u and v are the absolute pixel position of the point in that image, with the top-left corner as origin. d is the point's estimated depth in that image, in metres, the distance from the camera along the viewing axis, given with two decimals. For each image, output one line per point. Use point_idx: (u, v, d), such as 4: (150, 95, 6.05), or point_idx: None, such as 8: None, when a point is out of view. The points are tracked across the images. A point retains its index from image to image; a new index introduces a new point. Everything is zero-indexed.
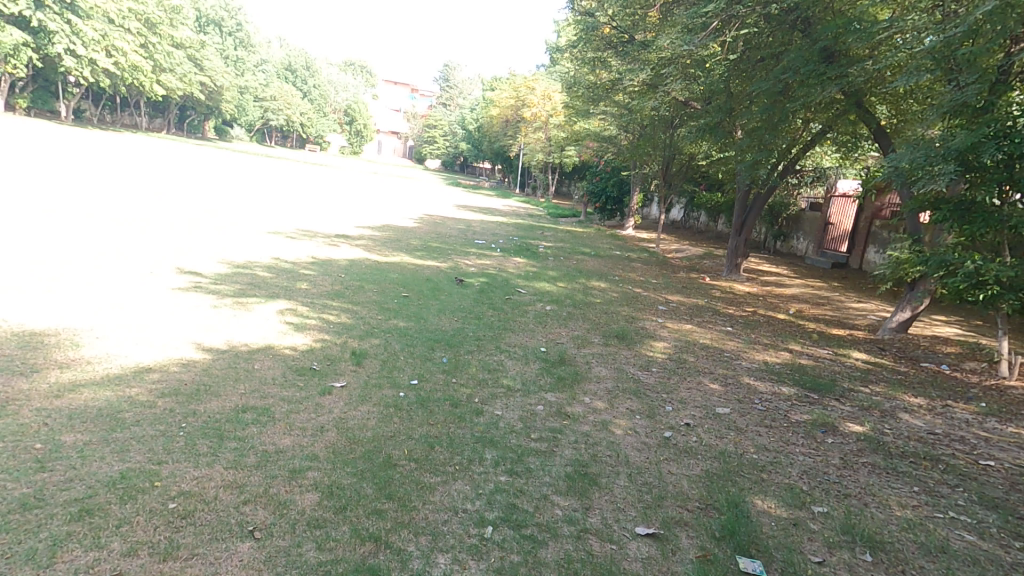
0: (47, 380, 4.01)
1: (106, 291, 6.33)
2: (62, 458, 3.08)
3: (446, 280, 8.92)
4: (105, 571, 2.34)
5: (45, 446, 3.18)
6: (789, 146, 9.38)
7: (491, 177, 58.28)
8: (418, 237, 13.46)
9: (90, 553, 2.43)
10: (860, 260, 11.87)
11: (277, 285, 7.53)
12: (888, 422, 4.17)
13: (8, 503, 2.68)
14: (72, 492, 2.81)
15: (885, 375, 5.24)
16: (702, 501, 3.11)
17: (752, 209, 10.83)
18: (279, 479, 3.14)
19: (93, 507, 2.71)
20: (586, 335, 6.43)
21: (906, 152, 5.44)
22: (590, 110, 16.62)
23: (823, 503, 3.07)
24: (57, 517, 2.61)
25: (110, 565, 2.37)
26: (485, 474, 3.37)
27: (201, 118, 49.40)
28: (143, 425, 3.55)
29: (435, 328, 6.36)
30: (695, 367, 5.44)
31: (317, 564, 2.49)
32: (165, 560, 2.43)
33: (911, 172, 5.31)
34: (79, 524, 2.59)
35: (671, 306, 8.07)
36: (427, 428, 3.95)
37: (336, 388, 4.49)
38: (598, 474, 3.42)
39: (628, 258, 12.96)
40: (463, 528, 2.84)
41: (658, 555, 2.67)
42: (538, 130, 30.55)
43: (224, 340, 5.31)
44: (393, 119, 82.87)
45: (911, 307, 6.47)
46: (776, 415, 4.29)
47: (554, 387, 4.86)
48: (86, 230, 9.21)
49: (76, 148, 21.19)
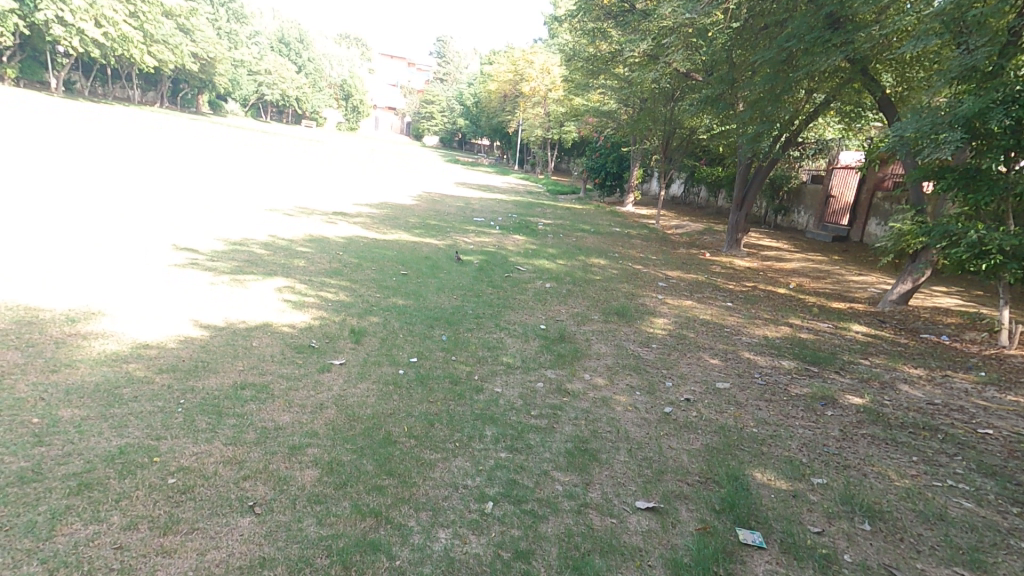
0: (43, 356, 3.97)
1: (103, 267, 6.25)
2: (60, 433, 3.07)
3: (446, 257, 8.84)
4: (105, 545, 2.34)
5: (44, 420, 3.17)
6: (792, 117, 9.12)
7: (489, 154, 57.52)
8: (417, 214, 13.33)
9: (90, 527, 2.43)
10: (861, 232, 11.77)
11: (274, 263, 7.46)
12: (888, 393, 4.17)
13: (5, 476, 2.67)
14: (71, 467, 2.80)
15: (885, 348, 5.22)
16: (702, 475, 3.11)
17: (753, 183, 10.66)
18: (280, 454, 3.15)
19: (92, 481, 2.71)
20: (586, 312, 6.40)
21: (910, 120, 5.27)
22: (589, 83, 16.35)
23: (822, 474, 3.08)
24: (58, 491, 2.61)
25: (110, 539, 2.37)
26: (485, 451, 3.37)
27: (194, 93, 48.58)
28: (144, 398, 3.57)
29: (435, 305, 6.33)
30: (695, 342, 5.42)
31: (318, 538, 2.50)
32: (165, 535, 2.43)
33: (916, 141, 5.17)
34: (79, 497, 2.59)
35: (671, 282, 8.03)
36: (427, 405, 3.95)
37: (335, 365, 4.49)
38: (598, 450, 3.42)
39: (628, 234, 12.88)
40: (464, 503, 2.85)
41: (657, 528, 2.68)
42: (537, 105, 30.07)
43: (222, 317, 5.27)
44: (389, 96, 81.40)
45: (912, 279, 6.40)
46: (776, 388, 4.29)
47: (555, 362, 4.88)
48: (78, 204, 9.13)
49: (64, 120, 20.65)
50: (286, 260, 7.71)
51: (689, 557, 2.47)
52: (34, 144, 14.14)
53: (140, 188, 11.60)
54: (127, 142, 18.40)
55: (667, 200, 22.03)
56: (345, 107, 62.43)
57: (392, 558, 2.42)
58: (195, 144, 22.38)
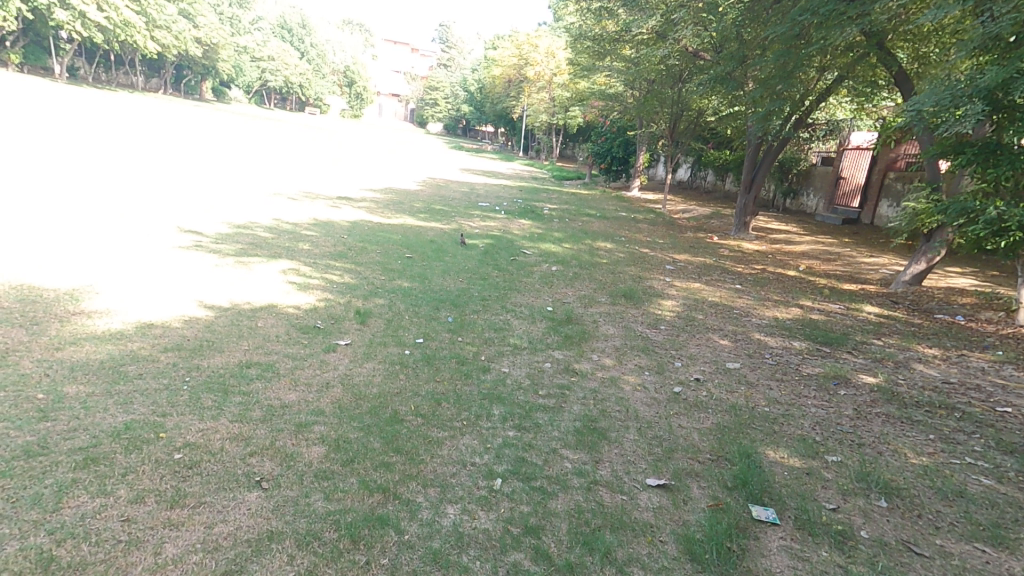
0: (48, 333, 3.96)
1: (107, 249, 6.25)
2: (65, 408, 3.05)
3: (451, 241, 8.78)
4: (113, 517, 2.33)
5: (51, 396, 3.16)
6: (803, 96, 8.94)
7: (493, 142, 57.01)
8: (421, 199, 13.24)
9: (97, 499, 2.41)
10: (871, 215, 11.61)
11: (279, 245, 7.43)
12: (903, 373, 4.10)
13: (12, 450, 2.66)
14: (76, 441, 2.79)
15: (898, 328, 5.14)
16: (713, 453, 3.07)
17: (762, 165, 10.48)
18: (288, 431, 3.13)
19: (98, 456, 2.69)
20: (593, 294, 6.33)
21: (929, 94, 5.07)
22: (595, 65, 16.10)
23: (836, 452, 3.02)
24: (67, 464, 2.61)
25: (118, 512, 2.36)
26: (493, 429, 3.34)
27: (197, 79, 48.43)
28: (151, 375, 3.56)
29: (440, 288, 6.28)
30: (704, 324, 5.35)
31: (325, 513, 2.48)
32: (173, 508, 2.42)
33: (935, 115, 5.00)
34: (85, 471, 2.57)
35: (679, 265, 7.95)
36: (434, 384, 3.92)
37: (340, 345, 4.46)
38: (607, 429, 3.38)
39: (634, 219, 12.76)
40: (472, 480, 2.82)
41: (668, 505, 2.64)
42: (542, 90, 29.79)
43: (227, 298, 5.25)
44: (393, 83, 80.79)
45: (926, 259, 6.28)
46: (787, 368, 4.23)
47: (563, 343, 4.84)
48: (84, 187, 9.13)
49: (71, 105, 20.67)
50: (291, 243, 7.67)
51: (702, 532, 2.44)
52: (35, 128, 14.04)
53: (144, 172, 11.52)
54: (129, 127, 18.27)
55: (673, 185, 21.76)
56: (349, 94, 62.15)
57: (400, 532, 2.39)
58: (197, 130, 22.22)
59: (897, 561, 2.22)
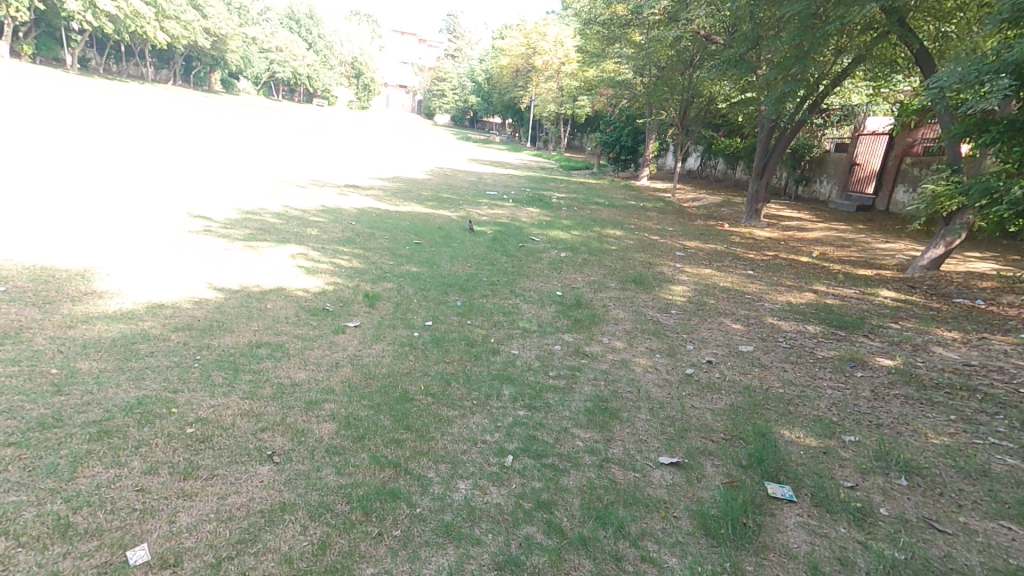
0: (61, 312, 3.98)
1: (119, 232, 6.27)
2: (78, 383, 3.07)
3: (459, 228, 8.74)
4: (128, 487, 2.33)
5: (63, 371, 3.17)
6: (819, 78, 8.74)
7: (500, 134, 56.78)
8: (429, 188, 13.21)
9: (111, 470, 2.42)
10: (887, 200, 11.43)
11: (287, 231, 7.42)
12: (921, 355, 4.03)
13: (26, 422, 2.67)
14: (90, 415, 2.79)
15: (916, 312, 5.05)
16: (727, 433, 3.02)
17: (774, 150, 10.30)
18: (298, 408, 3.12)
19: (111, 429, 2.70)
20: (603, 280, 6.28)
21: (953, 69, 4.91)
22: (604, 51, 15.89)
23: (854, 433, 2.97)
24: (81, 436, 2.62)
25: (132, 482, 2.36)
26: (503, 408, 3.31)
27: (206, 70, 48.56)
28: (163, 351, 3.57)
29: (449, 273, 6.25)
30: (716, 308, 5.28)
31: (337, 486, 2.46)
32: (186, 479, 2.42)
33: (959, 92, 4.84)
34: (99, 443, 2.58)
35: (689, 252, 7.86)
36: (443, 365, 3.90)
37: (349, 327, 4.45)
38: (619, 409, 3.35)
39: (644, 207, 12.65)
40: (484, 457, 2.80)
41: (682, 482, 2.61)
42: (550, 79, 29.60)
43: (237, 281, 5.25)
44: (400, 74, 80.62)
45: (945, 243, 6.16)
46: (802, 351, 4.18)
47: (573, 326, 4.80)
48: (95, 173, 9.18)
49: (82, 95, 20.82)
50: (300, 228, 7.66)
51: (718, 508, 2.40)
52: (44, 118, 14.09)
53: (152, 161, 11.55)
54: (141, 118, 18.42)
55: (682, 174, 21.52)
56: (356, 85, 62.04)
57: (413, 506, 2.38)
58: (206, 120, 22.31)
59: (919, 538, 2.17)
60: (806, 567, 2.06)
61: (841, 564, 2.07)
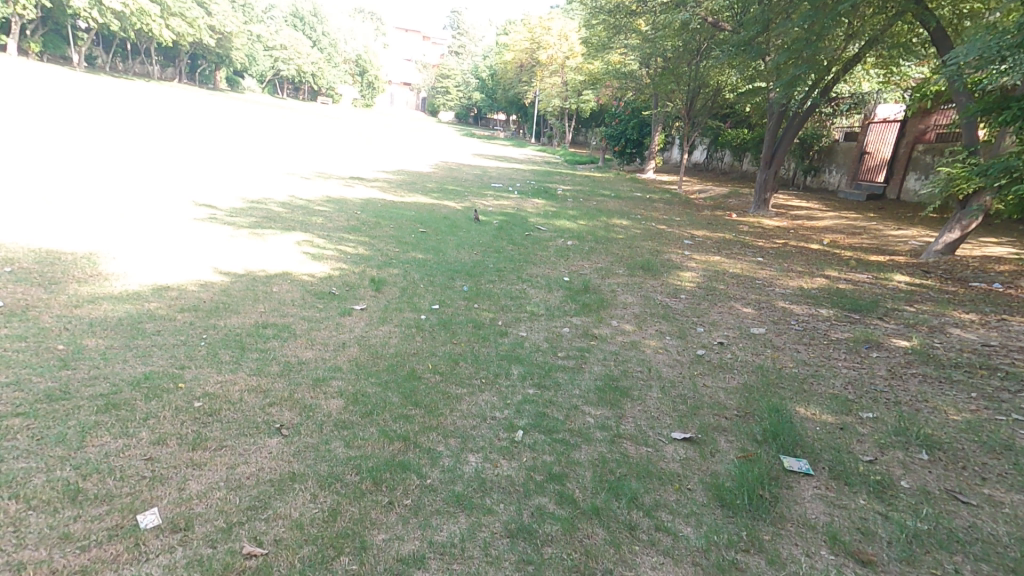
0: (66, 292, 3.96)
1: (124, 220, 6.26)
2: (85, 358, 3.05)
3: (464, 217, 8.70)
4: (136, 456, 2.31)
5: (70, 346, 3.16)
6: (830, 62, 8.58)
7: (503, 129, 56.97)
8: (434, 180, 13.17)
9: (119, 440, 2.39)
10: (898, 188, 11.28)
11: (293, 219, 7.39)
12: (938, 337, 3.96)
13: (34, 394, 2.66)
14: (97, 388, 2.77)
15: (931, 296, 4.96)
16: (741, 410, 2.97)
17: (783, 139, 10.17)
18: (306, 385, 3.09)
19: (119, 402, 2.68)
20: (611, 267, 6.21)
21: (974, 43, 4.79)
22: (610, 43, 15.78)
23: (871, 410, 2.91)
24: (90, 407, 2.60)
25: (141, 452, 2.34)
26: (513, 387, 3.27)
27: (212, 68, 48.74)
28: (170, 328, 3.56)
29: (455, 260, 6.22)
30: (726, 293, 5.22)
31: (346, 458, 2.43)
32: (194, 450, 2.39)
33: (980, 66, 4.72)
34: (107, 415, 2.56)
35: (697, 240, 7.79)
36: (451, 346, 3.86)
37: (356, 310, 4.42)
38: (629, 387, 3.30)
39: (650, 199, 12.57)
40: (494, 432, 2.75)
41: (696, 457, 2.56)
42: (555, 74, 29.49)
43: (242, 266, 5.21)
44: (404, 71, 80.61)
45: (960, 227, 6.06)
46: (815, 333, 4.11)
47: (581, 309, 4.76)
48: (102, 165, 9.20)
49: (89, 92, 20.96)
50: (306, 217, 7.64)
51: (733, 478, 2.36)
52: (40, 109, 13.95)
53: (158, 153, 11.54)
54: (148, 113, 18.51)
55: (689, 168, 21.39)
56: (360, 82, 62.03)
57: (423, 477, 2.34)
58: (212, 116, 22.39)
59: (938, 510, 2.12)
60: (825, 536, 2.02)
61: (861, 532, 2.03)
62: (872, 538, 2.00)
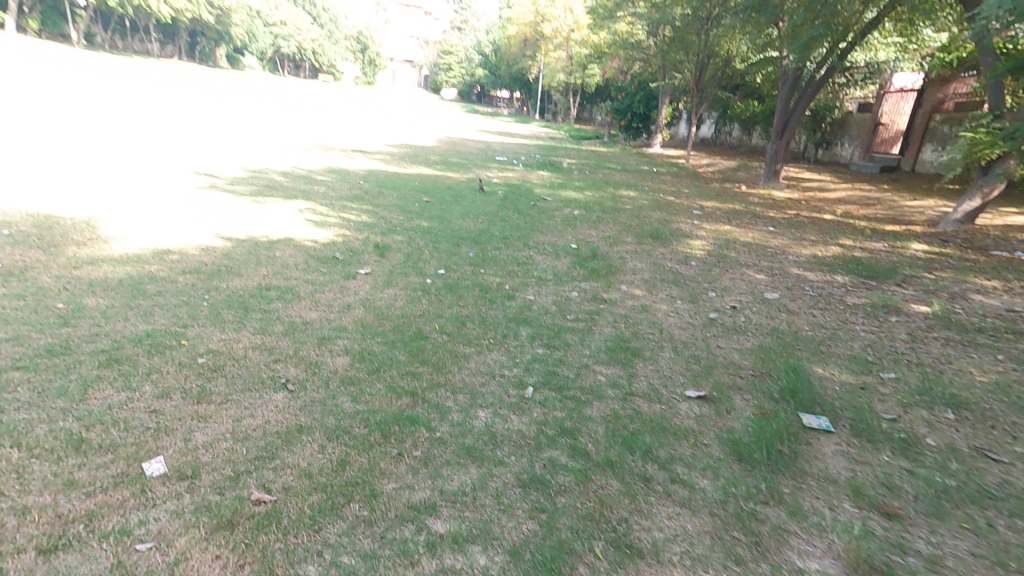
0: (65, 255, 3.88)
1: (123, 189, 6.14)
2: (85, 316, 2.99)
3: (468, 188, 8.55)
4: (140, 408, 2.26)
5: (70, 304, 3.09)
6: (850, 26, 8.24)
7: (506, 106, 56.09)
8: (437, 153, 12.98)
9: (123, 393, 2.35)
10: (915, 160, 11.11)
11: (295, 189, 7.26)
12: (960, 303, 3.86)
13: (34, 349, 2.60)
14: (98, 344, 2.72)
15: (950, 264, 4.85)
16: (756, 369, 2.91)
17: (796, 108, 9.87)
18: (311, 343, 3.03)
19: (121, 357, 2.63)
20: (619, 235, 6.08)
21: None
22: (618, 10, 15.30)
23: (891, 371, 2.85)
24: (91, 361, 2.55)
25: (144, 404, 2.29)
26: (522, 346, 3.21)
27: (211, 44, 47.99)
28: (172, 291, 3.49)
29: (460, 227, 6.11)
30: (737, 260, 5.12)
31: (354, 412, 2.38)
32: (200, 403, 2.34)
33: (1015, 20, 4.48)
34: (109, 369, 2.51)
35: (706, 211, 7.64)
36: (458, 308, 3.79)
37: (360, 273, 4.33)
38: (641, 347, 3.24)
39: (657, 172, 12.36)
40: (503, 389, 2.69)
41: (711, 413, 2.51)
42: (559, 47, 28.83)
43: (244, 232, 5.12)
44: (405, 46, 79.10)
45: (982, 196, 5.92)
46: (830, 298, 4.02)
47: (591, 274, 4.67)
48: (100, 138, 9.06)
49: (88, 69, 20.69)
50: (310, 186, 7.51)
51: (751, 433, 2.32)
52: (38, 84, 13.74)
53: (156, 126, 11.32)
54: (147, 90, 18.26)
55: (696, 143, 21.00)
56: (361, 59, 60.88)
57: (432, 429, 2.31)
58: (211, 92, 22.07)
59: (970, 466, 2.11)
60: (847, 490, 2.00)
61: (881, 488, 2.01)
62: (894, 493, 1.97)
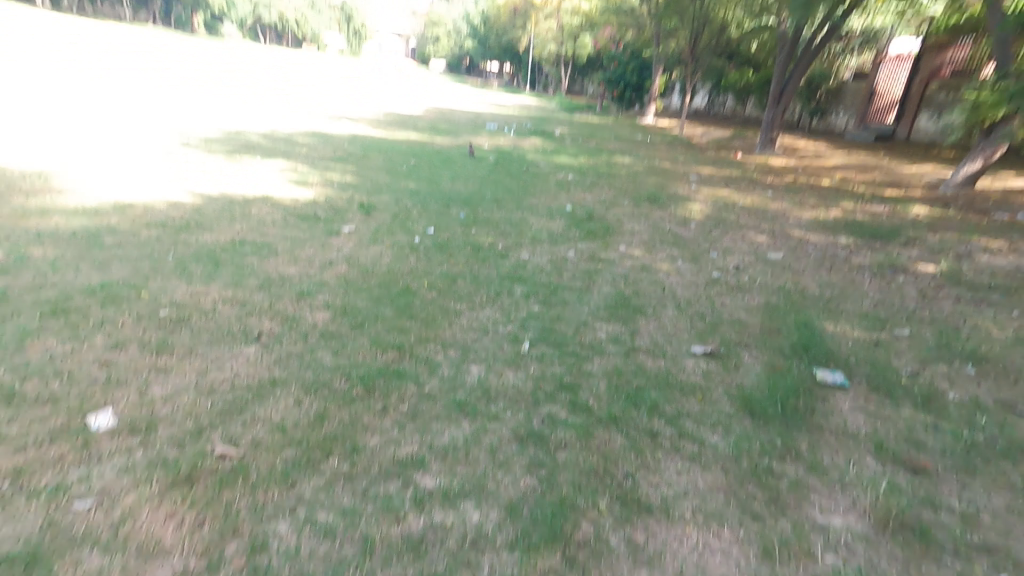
0: (11, 206, 3.72)
1: (86, 146, 5.77)
2: (28, 266, 2.92)
3: (458, 152, 8.29)
4: (88, 358, 2.27)
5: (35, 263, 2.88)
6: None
7: (494, 76, 54.79)
8: (424, 119, 12.56)
9: (67, 343, 2.35)
10: (908, 128, 11.78)
11: (275, 149, 6.94)
12: (966, 265, 3.82)
13: None
14: (42, 293, 2.69)
15: (955, 225, 4.79)
16: (758, 327, 2.88)
17: (794, 74, 9.60)
18: (302, 299, 2.92)
19: (67, 308, 2.60)
20: (615, 200, 5.83)
21: None
22: None
23: (903, 327, 2.96)
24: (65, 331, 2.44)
25: (95, 355, 2.29)
26: (516, 303, 3.07)
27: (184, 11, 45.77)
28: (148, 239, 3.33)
29: (449, 189, 5.87)
30: (737, 223, 4.97)
31: (336, 366, 2.37)
32: (158, 354, 2.34)
33: None
34: (54, 319, 2.49)
35: (704, 176, 7.48)
36: (448, 265, 3.58)
37: (344, 231, 4.08)
38: (641, 304, 3.14)
39: (653, 140, 12.07)
40: (498, 344, 2.64)
41: (716, 373, 2.49)
42: (549, 14, 27.96)
43: (216, 189, 4.83)
44: (391, 13, 76.56)
45: (983, 158, 5.96)
46: (834, 260, 3.94)
47: (585, 231, 4.52)
48: (65, 98, 8.56)
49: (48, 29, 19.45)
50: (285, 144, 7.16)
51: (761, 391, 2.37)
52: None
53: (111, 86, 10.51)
54: (113, 53, 17.28)
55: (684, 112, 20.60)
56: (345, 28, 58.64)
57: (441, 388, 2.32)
58: (182, 57, 20.99)
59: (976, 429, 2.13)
60: (866, 446, 2.10)
61: (895, 447, 2.10)
62: (911, 450, 2.08)
